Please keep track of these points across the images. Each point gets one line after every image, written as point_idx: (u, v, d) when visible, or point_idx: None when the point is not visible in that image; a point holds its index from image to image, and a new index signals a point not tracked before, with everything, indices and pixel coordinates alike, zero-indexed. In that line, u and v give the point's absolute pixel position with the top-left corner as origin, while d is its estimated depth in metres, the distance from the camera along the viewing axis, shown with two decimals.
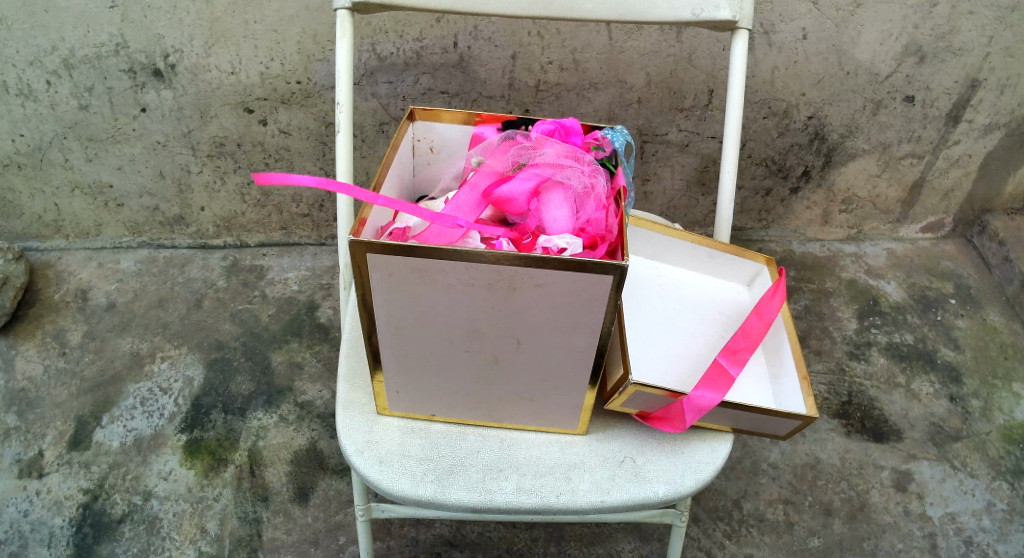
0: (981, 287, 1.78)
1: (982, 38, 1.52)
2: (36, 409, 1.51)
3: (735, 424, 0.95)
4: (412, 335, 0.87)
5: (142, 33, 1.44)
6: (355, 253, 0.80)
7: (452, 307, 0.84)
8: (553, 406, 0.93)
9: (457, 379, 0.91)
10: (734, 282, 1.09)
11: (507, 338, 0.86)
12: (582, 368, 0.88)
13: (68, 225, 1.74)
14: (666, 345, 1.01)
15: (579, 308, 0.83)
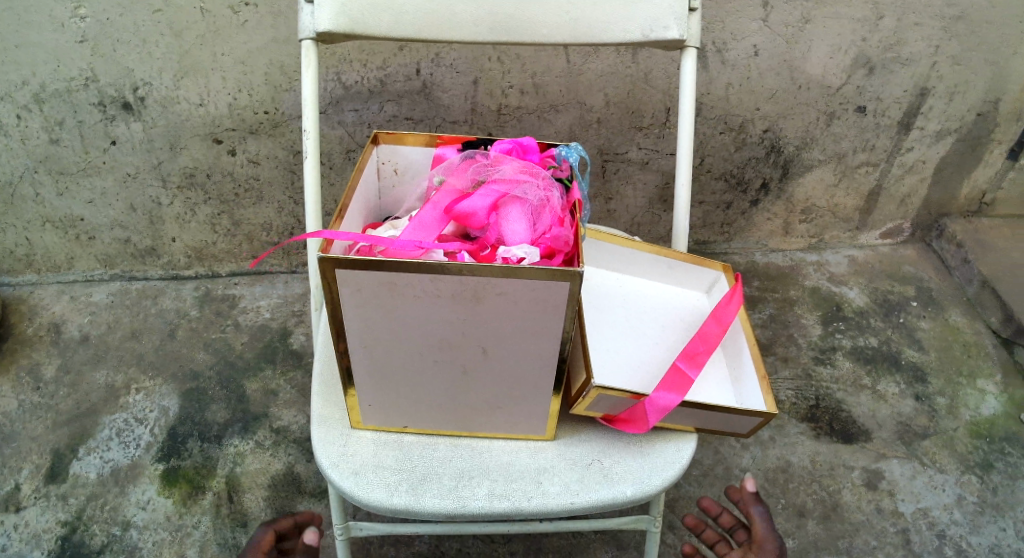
0: (942, 289, 1.84)
1: (929, 48, 1.58)
2: (11, 444, 1.51)
3: (699, 424, 0.98)
4: (382, 348, 0.90)
5: (111, 67, 1.46)
6: (324, 269, 0.83)
7: (420, 319, 0.87)
8: (521, 414, 0.95)
9: (428, 391, 0.93)
10: (693, 289, 1.13)
11: (473, 347, 0.89)
12: (546, 375, 0.91)
13: (39, 259, 1.75)
14: (630, 352, 1.04)
15: (542, 316, 0.86)
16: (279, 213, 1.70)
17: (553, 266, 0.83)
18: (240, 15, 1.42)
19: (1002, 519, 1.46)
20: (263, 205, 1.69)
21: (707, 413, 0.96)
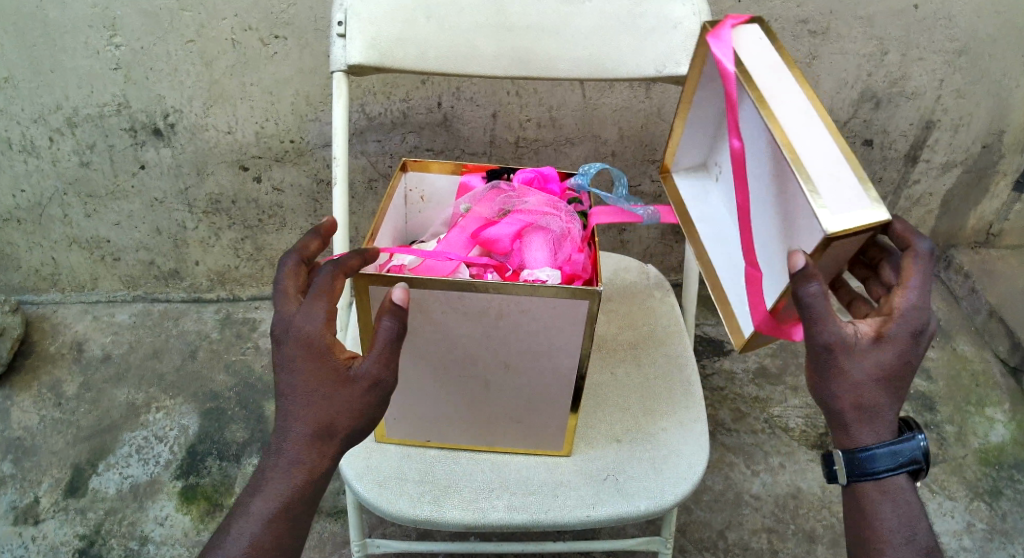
0: (950, 319, 1.86)
1: (933, 82, 1.61)
2: (32, 458, 1.54)
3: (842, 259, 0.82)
4: (407, 363, 0.93)
5: (143, 94, 1.52)
6: (357, 285, 0.87)
7: (444, 335, 0.90)
8: (539, 428, 0.99)
9: (451, 405, 0.97)
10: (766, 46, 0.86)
11: (496, 362, 0.92)
12: (564, 392, 0.95)
13: (64, 279, 1.80)
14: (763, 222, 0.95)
15: (565, 332, 0.89)
16: (301, 239, 1.75)
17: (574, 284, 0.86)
18: (269, 47, 1.47)
19: (1011, 546, 1.47)
20: (286, 231, 1.73)
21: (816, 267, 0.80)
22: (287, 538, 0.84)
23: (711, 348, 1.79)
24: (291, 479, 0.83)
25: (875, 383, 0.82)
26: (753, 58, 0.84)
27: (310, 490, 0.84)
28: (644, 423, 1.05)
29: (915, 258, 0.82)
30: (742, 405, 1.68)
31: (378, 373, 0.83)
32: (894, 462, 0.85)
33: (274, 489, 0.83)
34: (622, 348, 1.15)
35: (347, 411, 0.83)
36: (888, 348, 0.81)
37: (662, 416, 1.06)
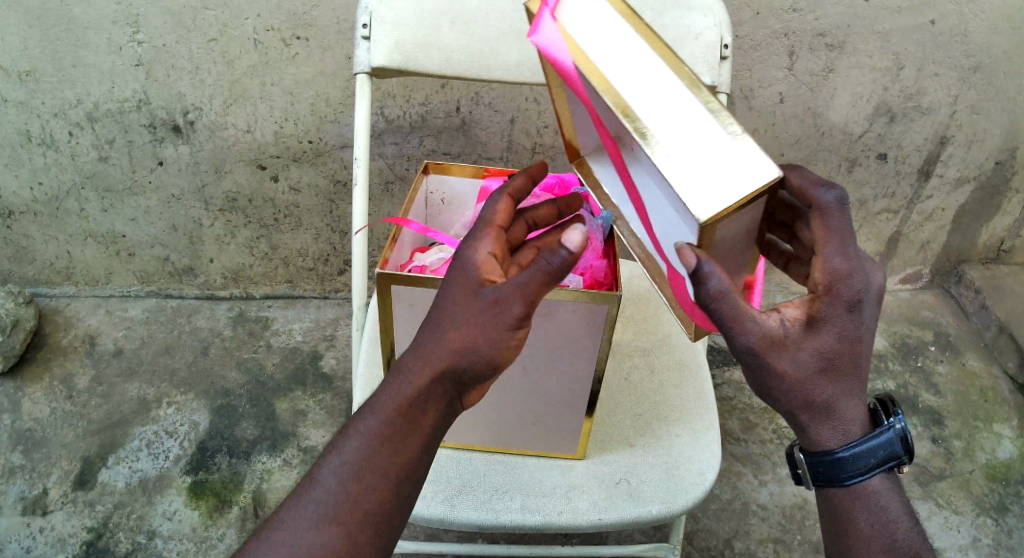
0: (960, 334, 1.86)
1: (948, 98, 1.62)
2: (43, 449, 1.55)
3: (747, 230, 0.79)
4: None
5: (164, 92, 1.53)
6: (380, 286, 0.89)
7: None
8: (554, 431, 1.00)
9: (467, 406, 0.98)
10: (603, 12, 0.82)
11: (512, 365, 0.94)
12: (579, 396, 0.96)
13: (79, 273, 1.81)
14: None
15: (581, 335, 0.90)
16: (316, 239, 1.76)
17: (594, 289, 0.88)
18: (291, 49, 1.48)
19: None
20: (301, 231, 1.75)
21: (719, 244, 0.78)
22: (386, 472, 0.79)
23: (720, 358, 1.79)
24: (396, 405, 0.80)
25: (824, 370, 0.78)
26: (589, 34, 0.81)
27: (415, 419, 0.80)
28: (656, 429, 1.06)
29: (822, 214, 0.80)
30: (750, 415, 1.68)
31: (508, 298, 0.79)
32: (867, 463, 0.82)
33: (380, 416, 0.80)
34: (636, 354, 1.15)
35: (470, 332, 0.79)
36: (824, 330, 0.78)
37: (675, 422, 1.06)
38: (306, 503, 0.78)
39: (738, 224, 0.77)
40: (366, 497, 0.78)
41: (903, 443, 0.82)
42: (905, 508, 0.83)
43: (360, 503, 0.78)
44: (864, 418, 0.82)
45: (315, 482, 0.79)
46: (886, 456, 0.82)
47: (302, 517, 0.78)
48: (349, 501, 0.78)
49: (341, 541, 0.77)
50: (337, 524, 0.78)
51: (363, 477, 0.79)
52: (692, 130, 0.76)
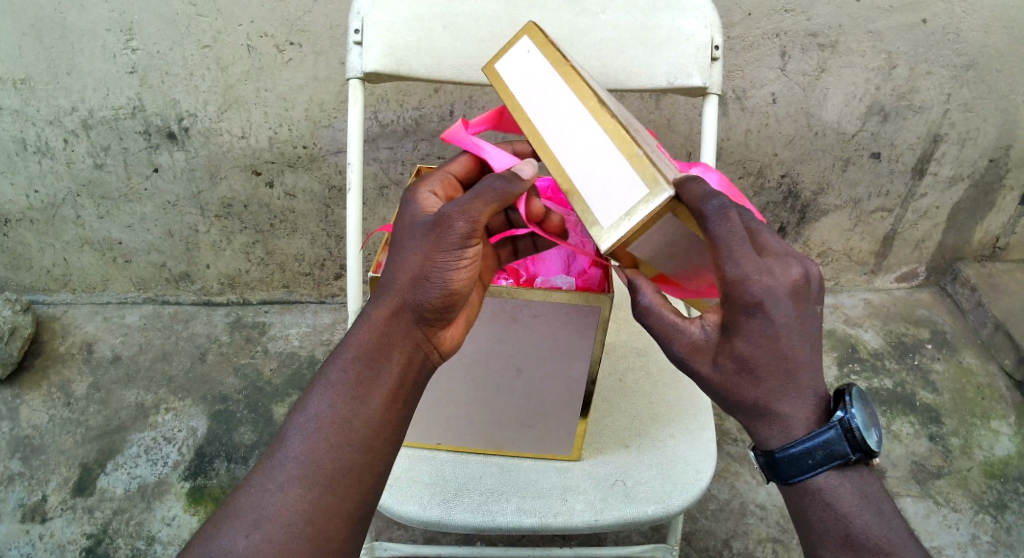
0: (956, 332, 1.87)
1: (941, 96, 1.62)
2: (41, 457, 1.55)
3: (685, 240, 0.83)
4: None
5: (159, 98, 1.53)
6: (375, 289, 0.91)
7: None
8: (549, 433, 1.00)
9: (463, 408, 0.99)
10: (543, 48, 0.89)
11: (507, 366, 0.94)
12: (573, 397, 0.96)
13: (75, 280, 1.81)
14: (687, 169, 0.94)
15: (574, 335, 0.91)
16: (312, 244, 1.77)
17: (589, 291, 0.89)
18: (285, 54, 1.48)
19: None
20: (297, 236, 1.75)
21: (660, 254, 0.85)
22: (350, 421, 0.83)
23: None
24: (354, 358, 0.85)
25: (744, 371, 0.79)
26: (525, 75, 0.89)
27: (376, 366, 0.85)
28: (651, 430, 1.06)
29: (706, 221, 0.78)
30: None
31: (448, 220, 0.84)
32: (811, 462, 0.81)
33: (338, 372, 0.84)
34: (631, 355, 1.16)
35: (419, 268, 0.85)
36: (737, 335, 0.79)
37: (669, 422, 1.06)
38: (272, 469, 0.81)
39: (654, 237, 0.83)
40: (332, 450, 0.82)
41: (849, 439, 0.80)
42: (867, 502, 0.82)
43: (329, 459, 0.82)
44: (809, 419, 0.81)
45: (280, 445, 0.82)
46: (833, 453, 0.81)
47: (269, 481, 0.81)
48: (315, 460, 0.82)
49: (311, 498, 0.81)
50: (305, 481, 0.81)
51: (327, 430, 0.82)
52: (598, 159, 0.82)
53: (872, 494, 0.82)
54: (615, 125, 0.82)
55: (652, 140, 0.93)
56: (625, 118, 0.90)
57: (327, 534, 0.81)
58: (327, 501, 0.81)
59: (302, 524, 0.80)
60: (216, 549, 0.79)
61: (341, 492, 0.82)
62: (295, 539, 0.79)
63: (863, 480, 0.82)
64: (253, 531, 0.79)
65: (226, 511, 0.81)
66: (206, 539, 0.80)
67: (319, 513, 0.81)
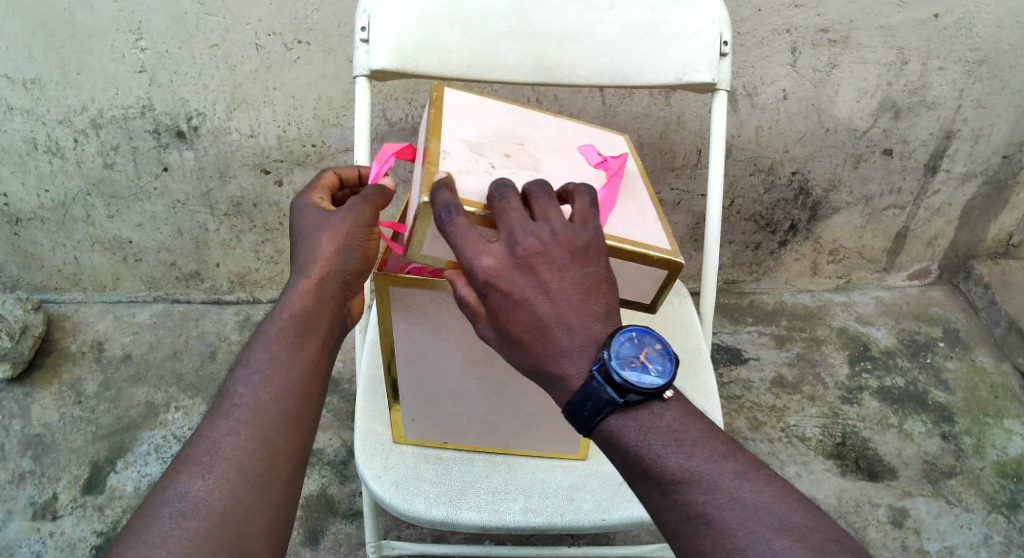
0: (969, 330, 1.85)
1: (953, 92, 1.61)
2: (51, 455, 1.56)
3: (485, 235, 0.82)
4: (428, 364, 0.95)
5: (168, 97, 1.54)
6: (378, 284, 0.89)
7: (466, 338, 0.93)
8: (558, 432, 1.01)
9: (470, 406, 0.99)
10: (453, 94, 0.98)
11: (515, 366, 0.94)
12: None
13: (86, 279, 1.82)
14: (583, 168, 0.93)
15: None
16: None
17: None
18: (292, 53, 1.48)
19: None
20: None
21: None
22: (285, 373, 0.88)
23: (728, 356, 1.78)
24: (279, 322, 0.90)
25: (511, 347, 0.79)
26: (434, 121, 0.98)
27: (300, 327, 0.90)
28: None
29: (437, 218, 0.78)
30: (758, 414, 1.67)
31: (358, 205, 0.92)
32: (588, 413, 0.78)
33: (269, 332, 0.90)
34: None
35: (330, 244, 0.91)
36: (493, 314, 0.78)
37: None
38: (222, 418, 0.85)
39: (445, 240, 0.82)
40: (273, 398, 0.87)
41: (611, 385, 0.76)
42: (659, 435, 0.78)
43: (272, 409, 0.86)
44: (581, 370, 0.77)
45: (224, 400, 0.87)
46: (607, 399, 0.77)
47: (217, 430, 0.85)
48: (258, 408, 0.86)
49: (257, 442, 0.85)
50: (252, 427, 0.85)
51: (266, 380, 0.87)
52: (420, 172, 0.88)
53: (673, 426, 0.78)
54: (436, 149, 0.87)
55: (549, 147, 0.95)
56: (503, 135, 0.94)
57: (277, 476, 0.85)
58: (276, 444, 0.85)
59: (253, 466, 0.84)
60: (170, 497, 0.81)
61: (286, 436, 0.86)
62: (247, 480, 0.83)
63: (654, 415, 0.79)
64: (209, 475, 0.82)
65: (177, 463, 0.83)
66: (160, 491, 0.82)
67: (269, 455, 0.85)
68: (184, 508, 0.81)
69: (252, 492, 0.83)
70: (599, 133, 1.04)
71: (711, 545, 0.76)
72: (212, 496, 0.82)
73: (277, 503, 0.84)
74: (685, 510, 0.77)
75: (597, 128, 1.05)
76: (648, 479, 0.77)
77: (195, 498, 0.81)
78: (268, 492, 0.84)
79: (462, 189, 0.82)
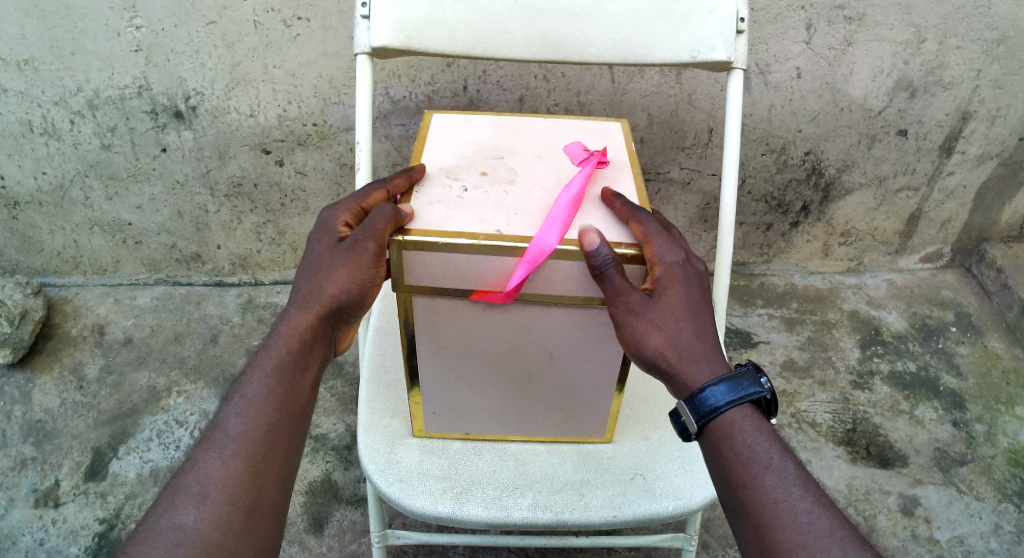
0: (981, 315, 1.82)
1: (970, 72, 1.57)
2: (53, 441, 1.55)
3: (451, 259, 0.87)
4: (444, 355, 0.96)
5: (164, 76, 1.50)
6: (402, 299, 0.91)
7: (483, 331, 0.94)
8: (577, 419, 1.02)
9: (487, 397, 1.00)
10: (444, 122, 1.04)
11: (535, 355, 0.95)
12: (605, 383, 0.98)
13: (86, 262, 1.79)
14: (562, 176, 0.96)
15: (609, 327, 0.93)
16: None
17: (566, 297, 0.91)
18: (292, 29, 1.45)
19: None
20: (308, 215, 1.72)
21: (446, 278, 0.89)
22: (280, 407, 0.90)
23: (737, 340, 1.76)
24: (276, 357, 0.90)
25: (670, 327, 0.87)
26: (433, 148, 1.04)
27: (297, 366, 0.91)
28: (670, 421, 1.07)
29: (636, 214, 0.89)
30: None
31: (363, 245, 0.87)
32: (725, 397, 0.87)
33: (265, 366, 0.90)
34: None
35: (333, 283, 0.90)
36: (663, 295, 0.87)
37: None
38: (212, 448, 0.87)
39: (415, 269, 0.88)
40: (267, 431, 0.88)
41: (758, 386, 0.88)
42: (765, 437, 0.86)
43: (261, 435, 0.88)
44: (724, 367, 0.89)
45: (217, 428, 0.88)
46: (750, 389, 0.87)
47: (210, 459, 0.86)
48: (249, 439, 0.87)
49: (250, 473, 0.87)
50: (246, 458, 0.87)
51: (261, 412, 0.89)
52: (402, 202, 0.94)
53: (783, 451, 0.85)
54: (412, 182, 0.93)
55: (531, 155, 0.99)
56: (483, 151, 0.99)
57: (267, 506, 0.87)
58: (263, 469, 0.87)
59: (245, 497, 0.86)
60: (167, 525, 0.83)
61: (273, 466, 0.88)
62: (241, 510, 0.85)
63: (765, 426, 0.88)
64: (202, 506, 0.84)
65: (172, 489, 0.85)
66: (156, 518, 0.84)
67: (256, 481, 0.87)
68: (181, 538, 0.83)
69: (244, 523, 0.85)
70: (592, 124, 1.06)
71: (791, 539, 0.82)
72: (202, 525, 0.84)
73: (266, 532, 0.87)
74: (774, 507, 0.84)
75: (587, 121, 1.07)
76: (751, 468, 0.85)
77: (190, 528, 0.83)
78: (258, 522, 0.86)
79: (432, 220, 0.89)
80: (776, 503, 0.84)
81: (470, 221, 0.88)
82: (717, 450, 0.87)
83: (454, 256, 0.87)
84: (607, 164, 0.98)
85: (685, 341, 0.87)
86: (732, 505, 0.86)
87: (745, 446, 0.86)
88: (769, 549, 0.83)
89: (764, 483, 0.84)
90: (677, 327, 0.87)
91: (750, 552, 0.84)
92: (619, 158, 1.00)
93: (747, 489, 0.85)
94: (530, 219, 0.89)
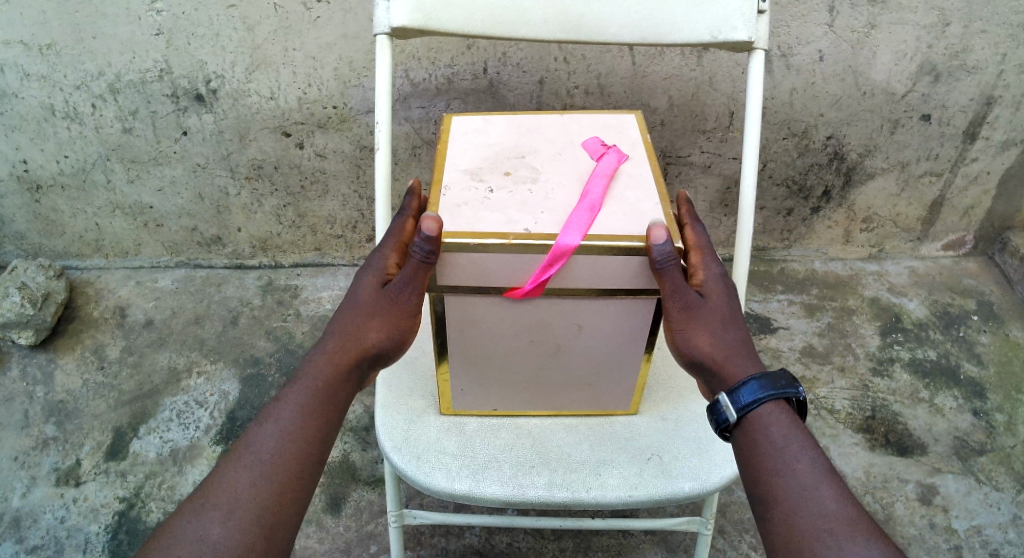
0: (1003, 303, 1.80)
1: (995, 56, 1.54)
2: (74, 420, 1.57)
3: (480, 259, 0.89)
4: (467, 334, 0.97)
5: (185, 59, 1.51)
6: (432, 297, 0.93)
7: (505, 312, 0.94)
8: (599, 394, 1.03)
9: (508, 376, 1.01)
10: (465, 122, 1.04)
11: (558, 332, 0.96)
12: (630, 358, 0.99)
13: (108, 245, 1.81)
14: (581, 174, 0.97)
15: (629, 310, 0.94)
16: (343, 206, 1.74)
17: (592, 287, 0.92)
18: (312, 11, 1.45)
19: None
20: (328, 198, 1.72)
21: (475, 276, 0.90)
22: (310, 431, 0.90)
23: (756, 325, 1.75)
24: (311, 387, 0.91)
25: (721, 326, 0.91)
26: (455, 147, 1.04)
27: (333, 395, 0.91)
28: (689, 403, 1.07)
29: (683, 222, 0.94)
30: None
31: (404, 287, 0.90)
32: (763, 394, 0.88)
33: (300, 391, 0.91)
34: None
35: (375, 326, 0.93)
36: (714, 296, 0.91)
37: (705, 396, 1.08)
38: (241, 466, 0.87)
39: (446, 269, 0.90)
40: (296, 454, 0.88)
41: (794, 389, 0.89)
42: (800, 430, 0.87)
43: (288, 458, 0.88)
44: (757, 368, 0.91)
45: (248, 447, 0.88)
46: (786, 389, 0.88)
47: (238, 476, 0.86)
48: (278, 460, 0.87)
49: (276, 489, 0.86)
50: (273, 475, 0.87)
51: (291, 436, 0.89)
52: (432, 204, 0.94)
53: (815, 445, 0.86)
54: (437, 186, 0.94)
55: (551, 153, 1.00)
56: (504, 152, 1.00)
57: (287, 526, 0.86)
58: (289, 491, 0.87)
59: (266, 515, 0.85)
60: (191, 537, 0.83)
61: (297, 489, 0.87)
62: (262, 526, 0.85)
63: (799, 422, 0.88)
64: (227, 521, 0.84)
65: (199, 500, 0.86)
66: (179, 526, 0.84)
67: (279, 501, 0.86)
68: (201, 550, 0.83)
69: (265, 541, 0.85)
70: (607, 117, 1.06)
71: (814, 524, 0.82)
72: (225, 541, 0.83)
73: (286, 550, 0.86)
74: (801, 495, 0.84)
75: (601, 114, 1.06)
76: (782, 457, 0.85)
77: (212, 540, 0.83)
78: (277, 541, 0.85)
79: (460, 222, 0.89)
80: (805, 491, 0.84)
81: (497, 222, 0.89)
82: (750, 438, 0.88)
83: (483, 256, 0.88)
84: (627, 159, 0.98)
85: (733, 342, 0.91)
86: (760, 493, 0.86)
87: (775, 436, 0.87)
88: (795, 534, 0.82)
89: (794, 471, 0.85)
90: (725, 327, 0.91)
91: (774, 540, 0.84)
92: (636, 151, 1.00)
93: (777, 476, 0.85)
94: (554, 219, 0.90)
